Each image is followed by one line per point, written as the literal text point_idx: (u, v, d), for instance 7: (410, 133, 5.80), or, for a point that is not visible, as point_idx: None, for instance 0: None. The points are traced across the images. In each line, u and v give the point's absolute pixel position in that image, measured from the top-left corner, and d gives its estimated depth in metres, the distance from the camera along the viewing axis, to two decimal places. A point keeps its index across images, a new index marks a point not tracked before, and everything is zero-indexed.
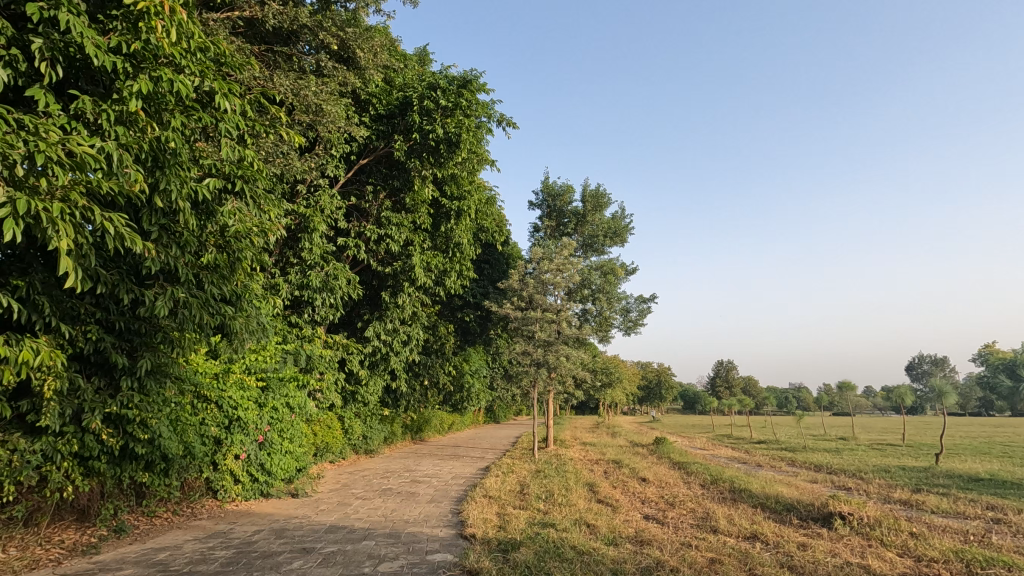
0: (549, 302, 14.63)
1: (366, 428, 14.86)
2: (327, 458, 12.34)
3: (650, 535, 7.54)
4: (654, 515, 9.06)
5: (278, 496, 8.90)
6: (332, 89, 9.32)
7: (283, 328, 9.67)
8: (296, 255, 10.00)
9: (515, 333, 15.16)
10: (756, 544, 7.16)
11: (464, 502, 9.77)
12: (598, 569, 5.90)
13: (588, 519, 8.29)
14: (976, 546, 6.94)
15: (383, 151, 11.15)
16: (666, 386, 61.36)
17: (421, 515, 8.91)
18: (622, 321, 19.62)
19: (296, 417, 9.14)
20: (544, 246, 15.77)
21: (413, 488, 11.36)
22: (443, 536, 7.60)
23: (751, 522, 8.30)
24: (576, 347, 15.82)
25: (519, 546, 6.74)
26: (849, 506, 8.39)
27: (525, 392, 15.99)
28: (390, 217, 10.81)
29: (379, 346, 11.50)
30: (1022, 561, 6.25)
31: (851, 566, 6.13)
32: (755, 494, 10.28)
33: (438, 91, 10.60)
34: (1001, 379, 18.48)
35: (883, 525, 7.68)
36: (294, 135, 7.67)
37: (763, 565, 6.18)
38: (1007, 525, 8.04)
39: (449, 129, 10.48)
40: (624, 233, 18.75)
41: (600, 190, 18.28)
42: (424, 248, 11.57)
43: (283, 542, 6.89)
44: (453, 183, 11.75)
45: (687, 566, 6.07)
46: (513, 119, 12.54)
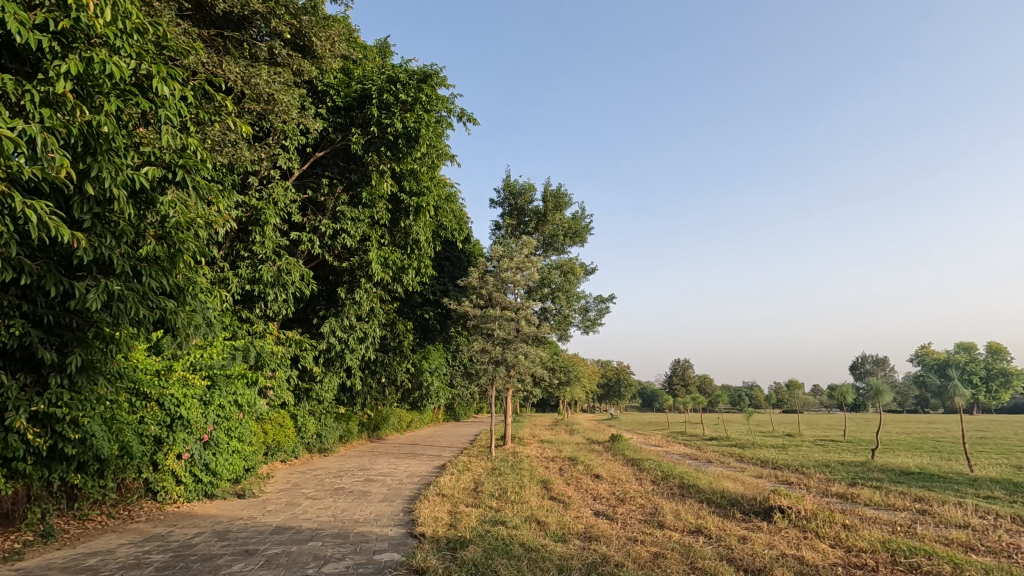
0: (508, 300, 14.64)
1: (320, 426, 14.55)
2: (278, 457, 12.02)
3: (598, 531, 7.66)
4: (605, 512, 9.19)
5: (224, 496, 8.61)
6: (286, 78, 9.05)
7: (233, 324, 9.33)
8: (246, 249, 9.66)
9: (474, 331, 15.11)
10: (699, 538, 7.37)
11: (418, 500, 9.69)
12: (544, 566, 5.94)
13: (539, 516, 8.36)
14: (903, 536, 7.34)
15: (340, 143, 10.90)
16: (626, 385, 62.52)
17: (371, 514, 8.78)
18: (581, 320, 19.77)
19: (245, 416, 8.85)
20: (505, 245, 15.78)
21: (367, 487, 11.19)
22: (392, 536, 7.51)
23: (696, 516, 8.54)
24: (534, 345, 15.87)
25: (467, 544, 6.72)
26: (788, 500, 8.73)
27: (484, 390, 15.95)
28: (346, 211, 10.55)
29: (335, 343, 11.24)
30: (943, 549, 6.64)
31: (786, 558, 6.38)
32: (702, 489, 10.58)
33: (398, 84, 10.45)
34: (931, 379, 19.75)
35: (819, 518, 8.02)
36: (242, 125, 7.36)
37: (704, 558, 6.36)
38: (931, 516, 8.53)
39: (408, 123, 10.33)
40: (584, 233, 18.91)
41: (561, 191, 18.39)
42: (383, 244, 11.31)
43: (225, 545, 6.67)
44: (412, 178, 11.49)
45: (631, 561, 6.19)
46: (474, 115, 12.47)
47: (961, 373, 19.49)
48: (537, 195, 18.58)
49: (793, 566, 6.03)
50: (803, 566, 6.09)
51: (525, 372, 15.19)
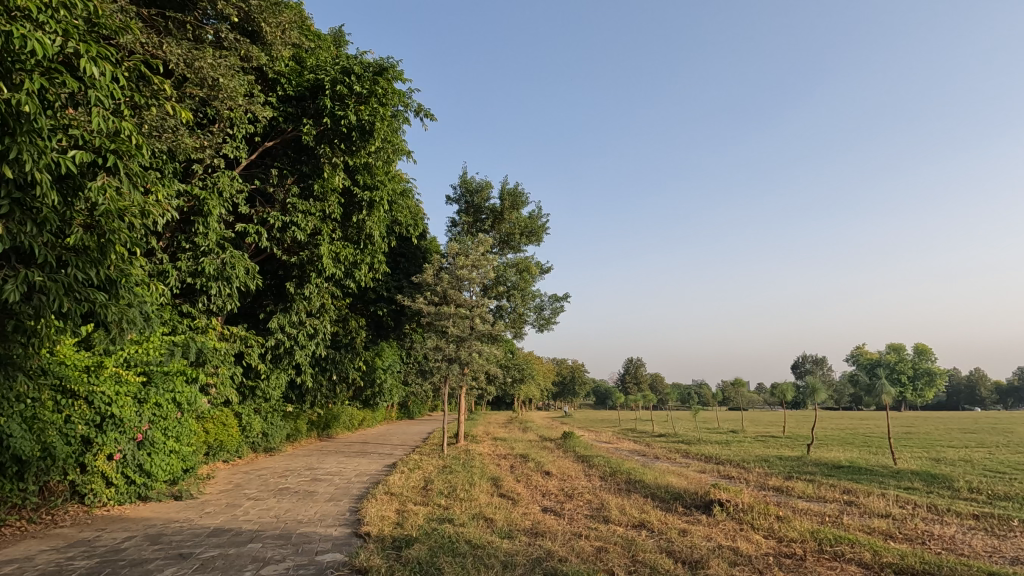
0: (462, 298, 14.56)
1: (265, 425, 14.09)
2: (220, 457, 11.55)
3: (545, 527, 7.74)
4: (552, 508, 9.30)
5: (158, 498, 8.22)
6: (234, 63, 8.67)
7: (173, 319, 8.90)
8: (188, 240, 9.23)
9: (428, 328, 14.96)
10: (642, 532, 7.58)
11: (365, 499, 9.52)
12: (488, 562, 5.96)
13: (487, 513, 8.38)
14: (830, 526, 7.77)
15: (291, 134, 10.56)
16: (580, 383, 63.39)
17: (316, 514, 8.59)
18: (535, 319, 19.88)
19: (185, 415, 8.48)
20: (461, 242, 15.71)
21: (314, 486, 10.92)
22: (337, 535, 7.38)
23: (640, 511, 8.77)
24: (489, 343, 15.85)
25: (413, 542, 6.68)
26: (727, 493, 9.08)
27: (438, 388, 15.82)
28: (296, 204, 10.22)
29: (283, 339, 10.89)
30: (865, 538, 7.07)
31: (721, 549, 6.63)
32: (648, 485, 10.86)
33: (352, 76, 10.22)
34: (862, 376, 21.21)
35: (755, 510, 8.39)
36: (183, 110, 7.01)
37: (646, 551, 6.53)
38: (857, 506, 9.04)
39: (362, 116, 10.09)
40: (540, 233, 19.02)
41: (519, 190, 18.45)
42: (334, 239, 10.99)
43: (157, 549, 6.37)
44: (367, 172, 11.23)
45: (575, 556, 6.30)
46: (431, 110, 12.33)
47: (889, 373, 20.73)
48: (494, 193, 18.56)
49: (728, 557, 6.27)
50: (737, 556, 6.35)
51: (479, 370, 15.18)
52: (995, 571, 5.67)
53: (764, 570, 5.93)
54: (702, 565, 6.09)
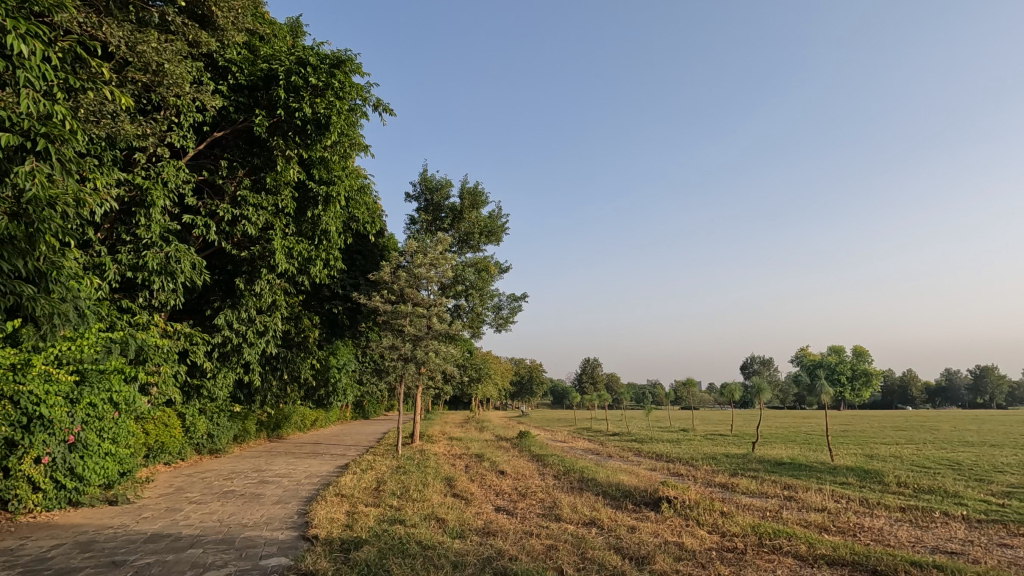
0: (420, 296, 14.40)
1: (211, 425, 13.57)
2: (161, 459, 11.05)
3: (497, 526, 7.76)
4: (505, 507, 9.34)
5: (91, 503, 7.80)
6: (181, 48, 8.28)
7: (110, 314, 8.45)
8: (129, 232, 8.78)
9: (384, 327, 14.75)
10: (592, 529, 7.71)
11: (314, 501, 9.30)
12: (438, 562, 5.93)
13: (439, 513, 8.33)
14: (769, 520, 8.11)
15: (243, 124, 10.18)
16: (538, 382, 63.96)
17: (262, 517, 8.32)
18: (493, 319, 19.87)
19: (122, 415, 8.05)
20: (420, 240, 15.56)
21: (261, 489, 10.57)
22: (283, 539, 7.17)
23: (591, 508, 8.93)
24: (446, 342, 15.75)
25: (361, 544, 6.57)
26: (674, 490, 9.36)
27: (393, 387, 15.60)
28: (247, 197, 9.84)
29: (230, 337, 10.48)
30: (802, 531, 7.40)
31: (668, 544, 6.82)
32: (600, 483, 11.05)
33: (308, 67, 9.94)
34: (802, 375, 22.67)
35: (700, 506, 8.67)
36: (122, 96, 6.64)
37: (595, 548, 6.65)
38: (796, 501, 9.46)
39: (318, 109, 9.85)
40: (499, 232, 19.02)
41: (478, 189, 18.41)
42: (287, 234, 10.64)
43: (87, 556, 6.04)
44: (322, 167, 10.99)
45: (525, 554, 6.35)
46: (390, 105, 12.13)
47: (828, 373, 21.76)
48: (453, 192, 18.45)
49: (673, 552, 6.45)
50: (681, 551, 6.54)
51: (435, 370, 15.07)
52: (916, 560, 6.05)
53: (707, 564, 6.12)
54: (648, 561, 6.24)
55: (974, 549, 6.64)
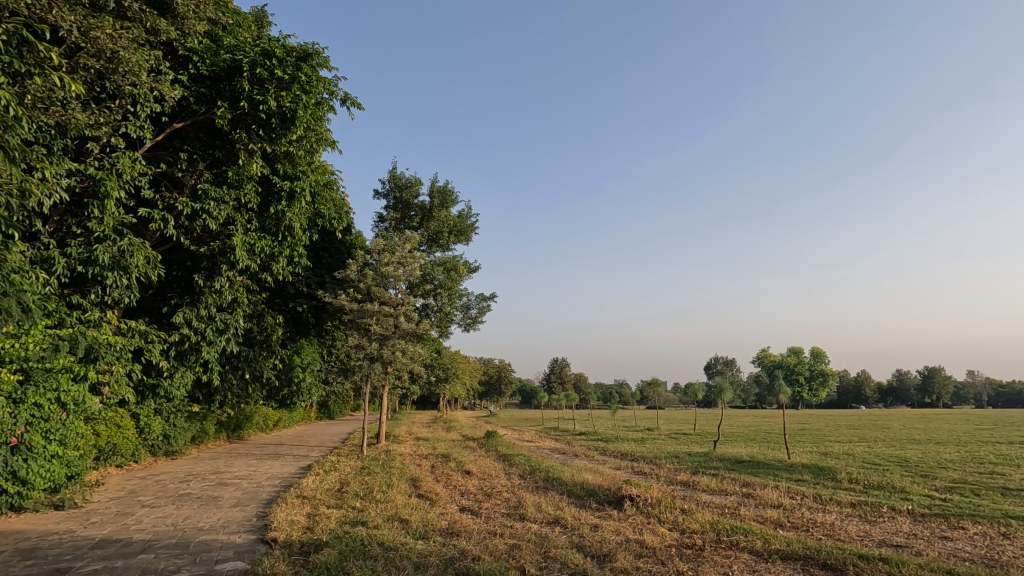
0: (387, 295, 14.21)
1: (167, 426, 13.10)
2: (112, 462, 10.62)
3: (460, 526, 7.74)
4: (470, 507, 9.31)
5: (34, 508, 7.44)
6: (138, 35, 7.95)
7: (58, 310, 8.07)
8: (80, 225, 8.39)
9: (350, 325, 14.52)
10: (556, 528, 7.76)
11: (274, 504, 9.09)
12: (400, 564, 5.87)
13: (402, 514, 8.24)
14: (728, 517, 8.32)
15: (204, 116, 9.85)
16: (506, 382, 64.05)
17: (218, 521, 8.08)
18: (462, 318, 19.76)
19: (71, 416, 7.68)
20: (388, 238, 15.35)
21: (219, 491, 10.26)
22: (240, 542, 6.98)
23: (555, 507, 9.00)
24: (413, 342, 15.59)
25: (321, 547, 6.45)
26: (637, 489, 9.51)
27: (359, 387, 15.36)
28: (208, 191, 9.51)
29: (188, 335, 10.12)
30: (758, 527, 7.61)
31: (629, 542, 6.91)
32: (565, 482, 11.12)
33: (273, 59, 9.71)
34: (762, 375, 23.38)
35: (662, 504, 8.83)
36: (72, 84, 6.33)
37: (557, 547, 6.70)
38: (753, 498, 9.73)
39: (283, 103, 9.63)
40: (469, 232, 18.93)
41: (447, 188, 18.30)
42: (250, 229, 10.32)
43: (29, 565, 5.76)
44: (287, 162, 10.73)
45: (488, 554, 6.34)
46: (359, 100, 11.93)
47: (787, 374, 22.46)
48: (423, 190, 18.29)
49: (634, 550, 6.55)
50: (642, 549, 6.64)
51: (401, 369, 14.91)
52: (863, 553, 6.30)
53: (666, 561, 6.23)
54: (610, 559, 6.31)
55: (918, 542, 6.96)
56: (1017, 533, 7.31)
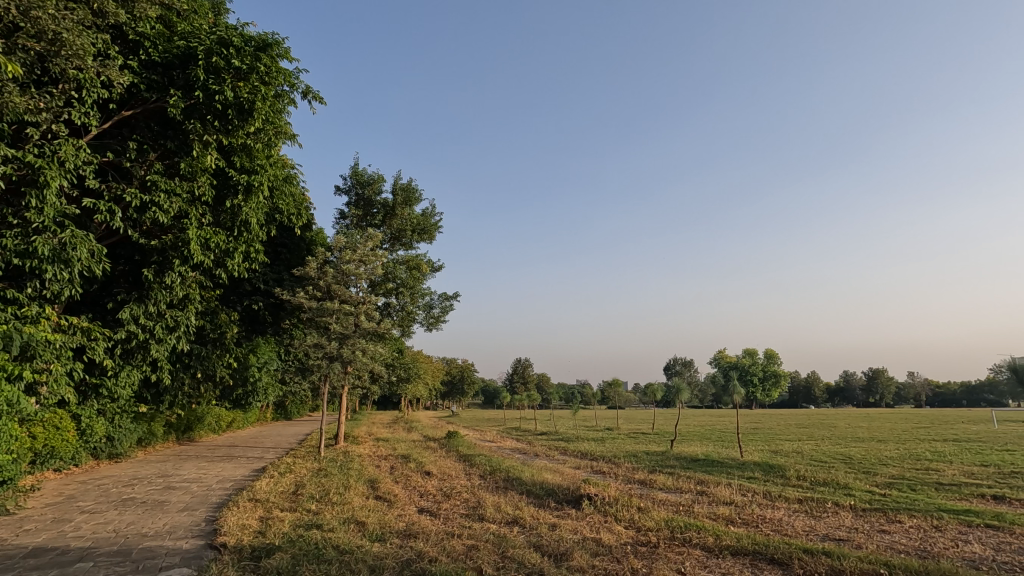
0: (348, 294, 13.96)
1: (110, 428, 12.48)
2: (49, 465, 10.05)
3: (418, 528, 7.66)
4: (428, 508, 9.22)
5: None
6: (84, 17, 7.52)
7: None
8: (16, 216, 7.88)
9: (309, 324, 14.22)
10: (514, 528, 7.77)
11: (225, 508, 8.78)
12: (355, 567, 5.76)
13: (359, 517, 8.10)
14: (682, 514, 8.52)
15: (155, 104, 9.40)
16: (469, 382, 63.86)
17: (164, 526, 7.76)
18: (424, 318, 19.58)
19: (3, 418, 7.19)
20: (349, 236, 15.07)
21: (165, 496, 9.84)
22: (187, 548, 6.72)
23: (514, 507, 9.01)
24: (374, 341, 15.36)
25: (273, 552, 6.28)
26: (595, 488, 9.64)
27: (317, 387, 15.03)
28: (158, 182, 9.07)
29: (135, 332, 9.65)
30: (710, 524, 7.82)
31: (586, 541, 6.99)
32: (524, 482, 11.15)
33: (230, 48, 9.36)
34: (717, 376, 24.07)
35: (618, 503, 8.97)
36: (9, 65, 5.93)
37: (514, 547, 6.70)
38: (706, 495, 10.00)
39: (240, 93, 9.30)
40: (433, 230, 18.76)
41: (411, 185, 18.10)
42: (204, 224, 9.92)
43: None
44: (244, 155, 10.39)
45: (445, 556, 6.31)
46: (320, 93, 11.66)
47: (741, 374, 23.20)
48: (386, 187, 18.03)
49: (590, 548, 6.63)
50: (598, 547, 6.73)
51: (362, 369, 14.69)
52: (808, 547, 6.55)
53: (622, 558, 6.34)
54: (566, 558, 6.38)
55: (858, 536, 7.29)
56: (948, 525, 7.77)
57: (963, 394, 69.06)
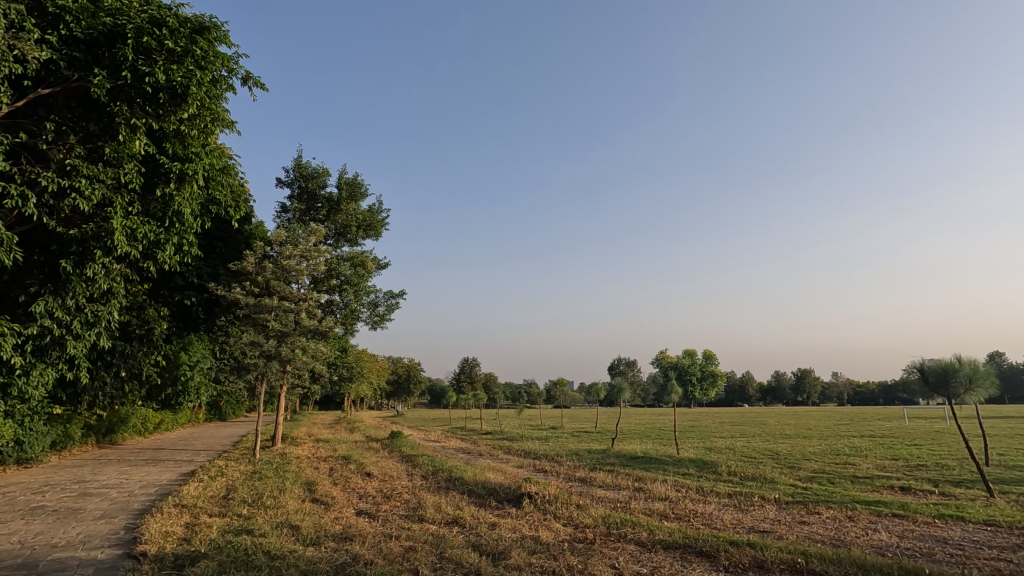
0: (288, 290, 13.50)
1: (20, 431, 11.52)
2: None
3: (355, 530, 7.51)
4: (367, 510, 9.03)
5: None
6: None
7: None
8: None
9: (245, 321, 13.63)
10: (454, 528, 7.74)
11: (148, 514, 8.31)
12: (287, 572, 5.59)
13: (293, 521, 7.84)
14: (619, 510, 8.76)
15: (77, 84, 8.68)
16: (415, 381, 63.07)
17: (77, 535, 7.24)
18: (369, 315, 19.19)
19: None
20: (290, 230, 14.57)
21: (81, 503, 9.19)
22: (102, 559, 6.30)
23: (455, 507, 8.98)
24: (316, 339, 14.92)
25: (198, 560, 5.99)
26: (536, 487, 9.74)
27: (254, 387, 14.45)
28: (79, 166, 8.40)
29: (50, 328, 8.89)
30: (645, 519, 8.07)
31: (524, 540, 7.04)
32: (467, 481, 11.12)
33: (163, 29, 8.84)
34: (659, 376, 25.03)
35: (558, 500, 9.11)
36: None
37: (453, 547, 6.68)
38: (644, 492, 10.29)
39: (173, 77, 8.83)
40: (379, 227, 18.38)
41: (357, 180, 17.69)
42: (131, 213, 9.28)
43: None
44: (177, 141, 9.81)
45: (382, 558, 6.21)
46: (261, 80, 11.20)
47: (680, 375, 24.07)
48: (330, 181, 17.56)
49: (528, 546, 6.69)
50: (536, 545, 6.80)
51: (302, 368, 14.25)
52: (734, 539, 6.87)
53: (559, 555, 6.43)
54: (504, 556, 6.42)
55: (780, 527, 7.71)
56: (860, 515, 8.35)
57: (881, 393, 74.34)
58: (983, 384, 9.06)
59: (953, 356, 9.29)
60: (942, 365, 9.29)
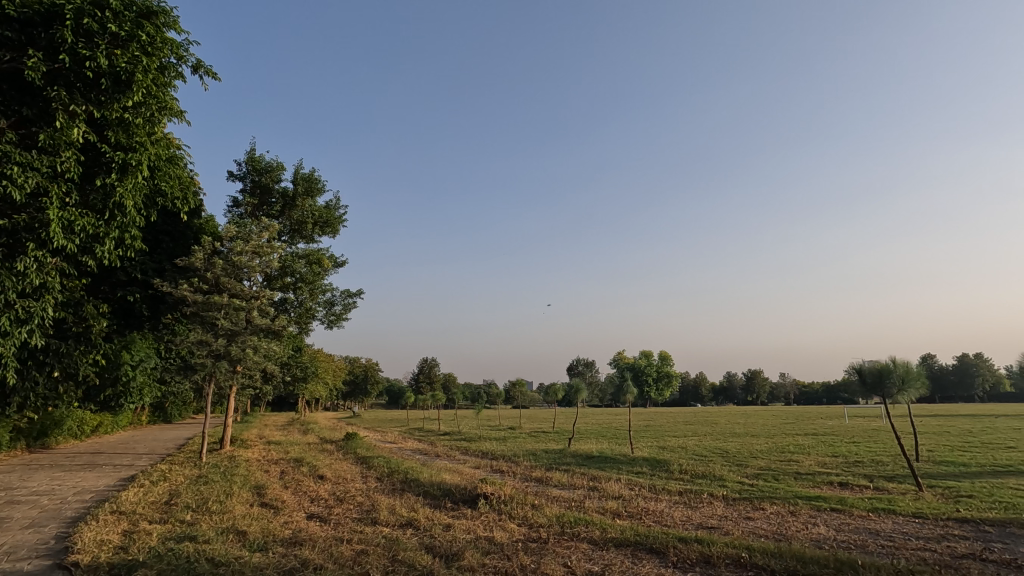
0: (239, 287, 13.06)
1: None
2: None
3: (305, 535, 7.32)
4: (319, 514, 8.83)
5: None
6: None
7: None
8: None
9: (193, 319, 13.07)
10: (408, 530, 7.66)
11: (82, 522, 7.86)
12: None
13: (240, 526, 7.58)
14: (574, 509, 8.86)
15: (9, 66, 8.12)
16: (373, 382, 62.02)
17: (1, 547, 6.78)
18: (325, 315, 18.75)
19: None
20: (242, 225, 14.08)
21: (7, 512, 8.62)
22: (29, 570, 5.94)
23: (409, 509, 8.88)
24: (268, 338, 14.47)
25: (136, 569, 5.71)
26: (491, 487, 9.73)
27: (201, 387, 13.91)
28: (10, 152, 7.83)
29: None
30: (598, 518, 8.19)
31: (478, 540, 7.04)
32: (422, 483, 11.04)
33: (106, 12, 8.39)
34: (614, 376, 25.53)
35: (513, 501, 9.15)
36: None
37: (406, 549, 6.60)
38: (598, 491, 10.45)
39: (117, 62, 8.40)
40: (336, 224, 17.99)
41: (314, 175, 17.25)
42: (68, 203, 8.73)
43: None
44: (121, 130, 9.30)
45: (333, 562, 6.08)
46: (213, 68, 10.78)
47: (635, 374, 24.55)
48: (285, 176, 17.05)
49: (481, 547, 6.71)
50: (489, 545, 6.82)
51: (252, 368, 13.81)
52: (683, 536, 7.06)
53: (512, 555, 6.46)
54: (457, 558, 6.39)
55: (727, 523, 7.97)
56: (801, 510, 8.73)
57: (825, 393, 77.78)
58: (915, 384, 9.65)
59: (889, 359, 9.82)
60: (878, 367, 9.83)
